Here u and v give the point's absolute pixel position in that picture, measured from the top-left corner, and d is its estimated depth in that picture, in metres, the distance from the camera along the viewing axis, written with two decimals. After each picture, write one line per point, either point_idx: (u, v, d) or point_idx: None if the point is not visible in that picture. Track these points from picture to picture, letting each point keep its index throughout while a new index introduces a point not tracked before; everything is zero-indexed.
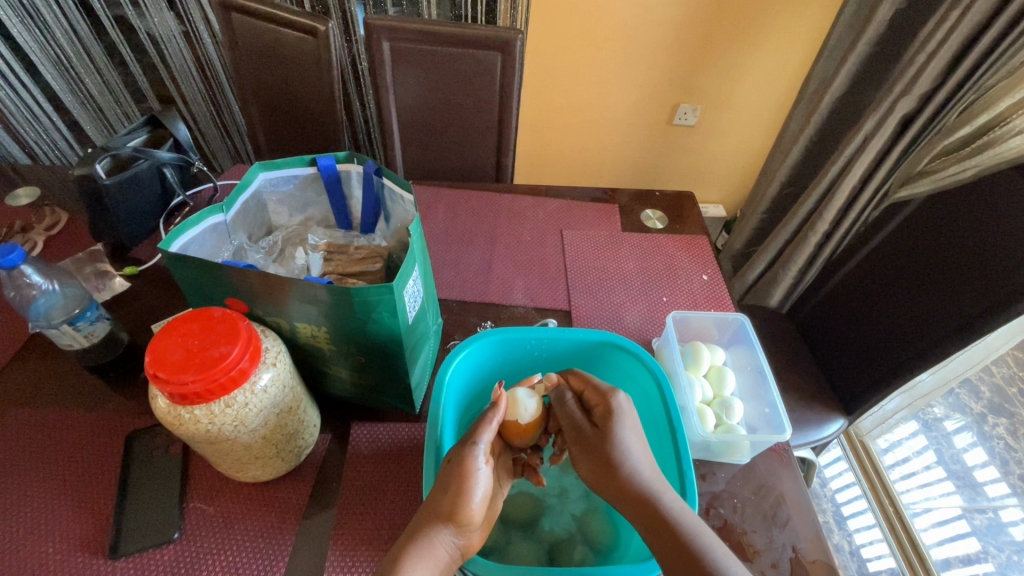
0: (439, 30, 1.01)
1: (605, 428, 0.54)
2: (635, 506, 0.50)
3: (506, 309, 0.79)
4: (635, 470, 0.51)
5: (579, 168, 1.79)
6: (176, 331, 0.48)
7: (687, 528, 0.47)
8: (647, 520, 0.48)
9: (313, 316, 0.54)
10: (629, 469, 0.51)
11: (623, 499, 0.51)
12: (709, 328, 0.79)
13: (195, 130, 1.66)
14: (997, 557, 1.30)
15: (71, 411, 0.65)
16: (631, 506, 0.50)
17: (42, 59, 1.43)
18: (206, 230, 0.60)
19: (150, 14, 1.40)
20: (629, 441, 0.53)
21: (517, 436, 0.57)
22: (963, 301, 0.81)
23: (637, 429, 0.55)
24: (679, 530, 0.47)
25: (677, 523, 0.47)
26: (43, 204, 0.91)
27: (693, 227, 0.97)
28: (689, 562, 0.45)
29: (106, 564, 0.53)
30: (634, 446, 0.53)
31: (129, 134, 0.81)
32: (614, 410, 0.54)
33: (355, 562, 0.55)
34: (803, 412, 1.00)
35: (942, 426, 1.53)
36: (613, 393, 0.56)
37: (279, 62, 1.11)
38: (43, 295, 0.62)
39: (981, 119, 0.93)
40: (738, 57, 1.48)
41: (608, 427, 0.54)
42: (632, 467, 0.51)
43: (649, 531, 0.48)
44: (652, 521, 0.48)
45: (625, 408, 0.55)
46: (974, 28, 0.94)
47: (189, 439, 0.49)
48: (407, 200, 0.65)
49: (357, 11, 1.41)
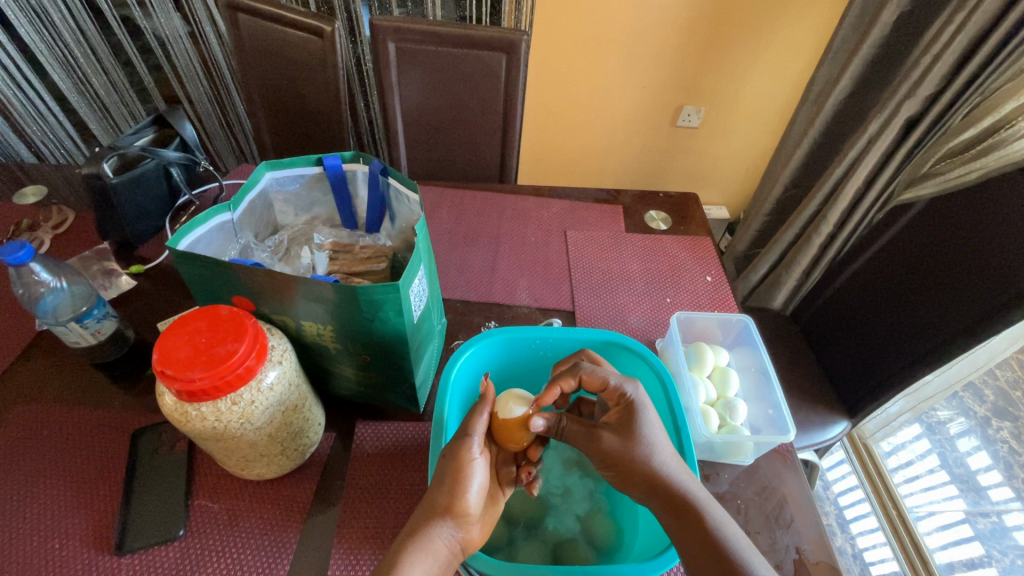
0: (444, 31, 1.02)
1: (628, 423, 0.52)
2: (660, 497, 0.50)
3: (510, 309, 0.80)
4: (664, 464, 0.51)
5: (582, 169, 1.80)
6: (184, 329, 0.48)
7: (713, 518, 0.49)
8: (674, 510, 0.49)
9: (318, 315, 0.54)
10: (654, 463, 0.50)
11: (643, 490, 0.51)
12: (713, 329, 0.79)
13: (201, 130, 1.67)
14: (1000, 561, 1.30)
15: (77, 409, 0.65)
16: (657, 496, 0.50)
17: (51, 61, 1.44)
18: (213, 229, 0.60)
19: (157, 14, 1.41)
20: (654, 432, 0.52)
21: (508, 442, 0.55)
22: (969, 303, 0.81)
23: (658, 419, 0.54)
24: (706, 519, 0.48)
25: (705, 513, 0.49)
26: (49, 204, 0.92)
27: (696, 228, 0.97)
28: (711, 550, 0.47)
29: (112, 560, 0.53)
30: (661, 438, 0.52)
31: (135, 134, 0.81)
32: (635, 403, 0.53)
33: (358, 561, 0.55)
34: (806, 414, 1.01)
35: (945, 429, 1.53)
36: (630, 385, 0.54)
37: (285, 63, 1.11)
38: (51, 292, 0.62)
39: (986, 121, 0.93)
40: (742, 58, 1.47)
41: (632, 422, 0.52)
42: (662, 461, 0.51)
43: (674, 524, 0.49)
44: (677, 509, 0.49)
45: (645, 400, 0.54)
46: (980, 29, 0.93)
47: (195, 436, 0.50)
48: (413, 200, 0.65)
49: (363, 13, 1.42)
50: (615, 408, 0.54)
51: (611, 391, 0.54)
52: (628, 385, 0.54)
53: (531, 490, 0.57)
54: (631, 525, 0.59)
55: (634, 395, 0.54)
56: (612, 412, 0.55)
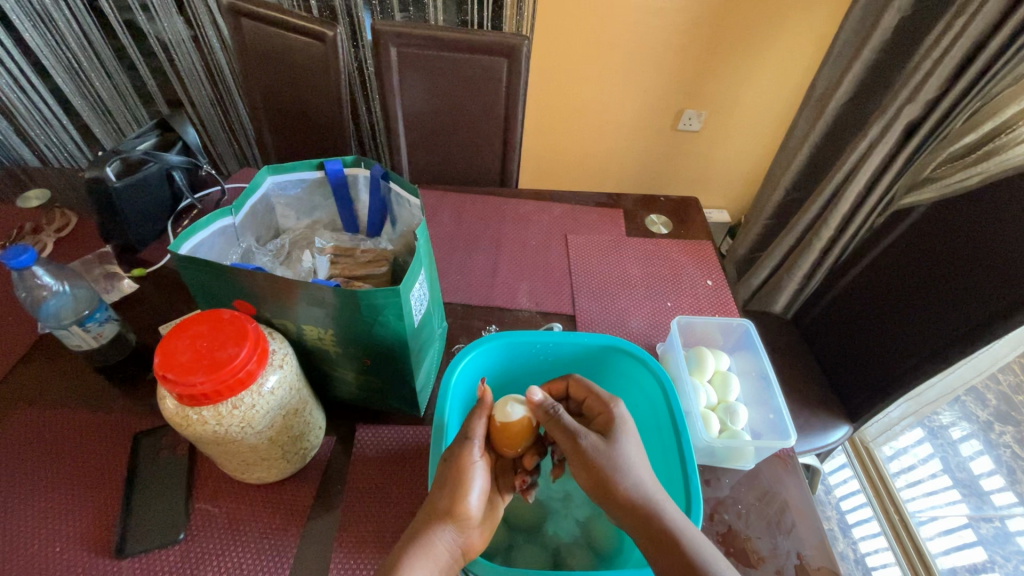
0: (445, 36, 1.02)
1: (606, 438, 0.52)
2: (637, 521, 0.48)
3: (510, 313, 0.80)
4: (642, 478, 0.50)
5: (583, 171, 1.80)
6: (186, 332, 0.48)
7: (690, 540, 0.47)
8: (650, 532, 0.47)
9: (319, 319, 0.54)
10: (631, 483, 0.49)
11: (624, 514, 0.49)
12: (713, 333, 0.79)
13: (203, 134, 1.68)
14: (1004, 566, 1.29)
15: (79, 411, 0.65)
16: (633, 520, 0.48)
17: (54, 64, 1.45)
18: (216, 233, 0.61)
19: (161, 20, 1.42)
20: (632, 454, 0.51)
21: (505, 447, 0.54)
22: (971, 309, 0.81)
23: (638, 442, 0.53)
24: (681, 542, 0.46)
25: (680, 537, 0.47)
26: (52, 207, 0.92)
27: (697, 232, 0.97)
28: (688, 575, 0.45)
29: (113, 563, 0.54)
30: (639, 460, 0.51)
31: (138, 139, 0.82)
32: (617, 420, 0.53)
33: (360, 563, 0.55)
34: (808, 418, 1.00)
35: (947, 434, 1.52)
36: (614, 402, 0.54)
37: (288, 68, 1.12)
38: (54, 296, 0.63)
39: (987, 126, 0.91)
40: (742, 62, 1.48)
41: (614, 434, 0.52)
42: (639, 476, 0.50)
43: (651, 545, 0.47)
44: (654, 533, 0.47)
45: (627, 417, 0.54)
46: (980, 35, 0.94)
47: (196, 439, 0.50)
48: (413, 205, 0.65)
49: (364, 17, 1.43)
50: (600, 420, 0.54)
51: (596, 403, 0.55)
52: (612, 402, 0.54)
53: (528, 497, 0.55)
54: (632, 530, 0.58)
55: (618, 409, 0.54)
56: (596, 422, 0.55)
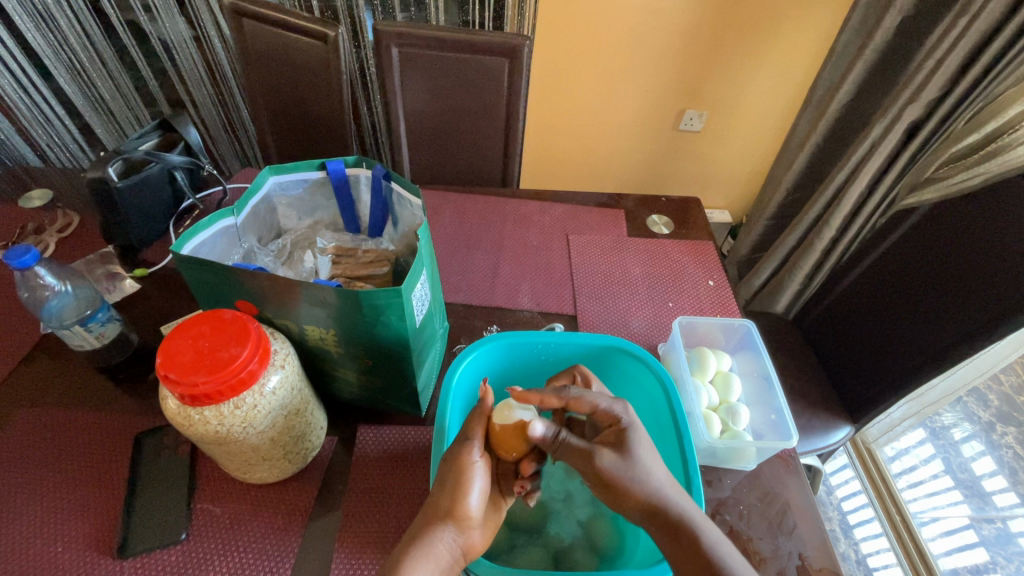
0: (446, 36, 1.02)
1: (621, 442, 0.51)
2: (654, 518, 0.49)
3: (511, 314, 0.80)
4: (659, 482, 0.50)
5: (584, 171, 1.80)
6: (188, 332, 0.48)
7: (709, 537, 0.48)
8: (669, 531, 0.49)
9: (321, 319, 0.54)
10: (649, 483, 0.50)
11: (642, 513, 0.50)
12: (715, 334, 0.79)
13: (205, 134, 1.69)
14: (1006, 567, 1.29)
15: (81, 411, 0.65)
16: (651, 517, 0.49)
17: (55, 63, 1.45)
18: (217, 233, 0.61)
19: (163, 20, 1.42)
20: (646, 452, 0.51)
21: (502, 450, 0.53)
22: (972, 310, 0.81)
23: (650, 441, 0.53)
24: (700, 537, 0.48)
25: (700, 532, 0.48)
26: (54, 207, 0.92)
27: (699, 232, 0.97)
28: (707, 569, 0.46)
29: (114, 563, 0.54)
30: (654, 458, 0.51)
31: (140, 139, 0.82)
32: (627, 426, 0.52)
33: (361, 563, 0.55)
34: (809, 418, 1.00)
35: (949, 434, 1.52)
36: (623, 407, 0.53)
37: (290, 69, 1.12)
38: (56, 295, 0.63)
39: (989, 127, 0.91)
40: (744, 62, 1.47)
41: (626, 439, 0.51)
42: (657, 481, 0.50)
43: (669, 540, 0.48)
44: (672, 529, 0.48)
45: (636, 422, 0.53)
46: (982, 35, 0.94)
47: (198, 439, 0.50)
48: (415, 205, 0.65)
49: (366, 17, 1.43)
50: (609, 428, 0.53)
51: (604, 414, 0.53)
52: (620, 407, 0.52)
53: (528, 501, 0.55)
54: (633, 530, 0.58)
55: (626, 416, 0.53)
56: (606, 433, 0.53)
